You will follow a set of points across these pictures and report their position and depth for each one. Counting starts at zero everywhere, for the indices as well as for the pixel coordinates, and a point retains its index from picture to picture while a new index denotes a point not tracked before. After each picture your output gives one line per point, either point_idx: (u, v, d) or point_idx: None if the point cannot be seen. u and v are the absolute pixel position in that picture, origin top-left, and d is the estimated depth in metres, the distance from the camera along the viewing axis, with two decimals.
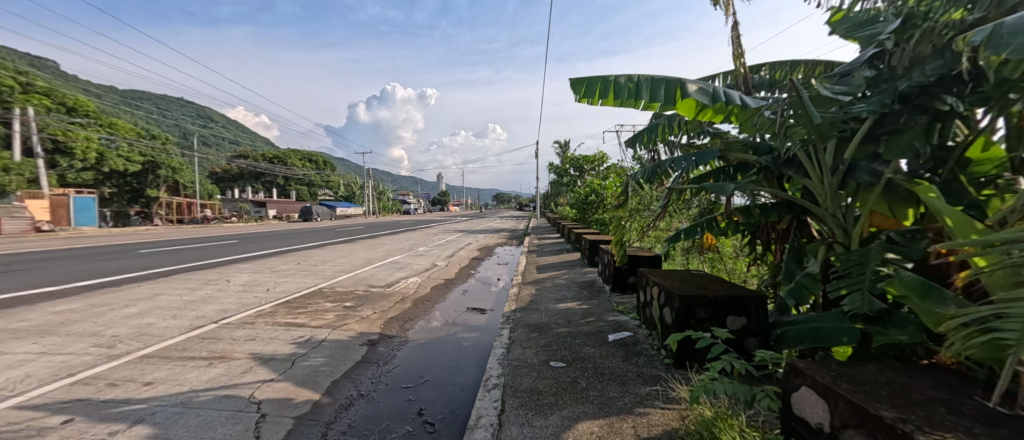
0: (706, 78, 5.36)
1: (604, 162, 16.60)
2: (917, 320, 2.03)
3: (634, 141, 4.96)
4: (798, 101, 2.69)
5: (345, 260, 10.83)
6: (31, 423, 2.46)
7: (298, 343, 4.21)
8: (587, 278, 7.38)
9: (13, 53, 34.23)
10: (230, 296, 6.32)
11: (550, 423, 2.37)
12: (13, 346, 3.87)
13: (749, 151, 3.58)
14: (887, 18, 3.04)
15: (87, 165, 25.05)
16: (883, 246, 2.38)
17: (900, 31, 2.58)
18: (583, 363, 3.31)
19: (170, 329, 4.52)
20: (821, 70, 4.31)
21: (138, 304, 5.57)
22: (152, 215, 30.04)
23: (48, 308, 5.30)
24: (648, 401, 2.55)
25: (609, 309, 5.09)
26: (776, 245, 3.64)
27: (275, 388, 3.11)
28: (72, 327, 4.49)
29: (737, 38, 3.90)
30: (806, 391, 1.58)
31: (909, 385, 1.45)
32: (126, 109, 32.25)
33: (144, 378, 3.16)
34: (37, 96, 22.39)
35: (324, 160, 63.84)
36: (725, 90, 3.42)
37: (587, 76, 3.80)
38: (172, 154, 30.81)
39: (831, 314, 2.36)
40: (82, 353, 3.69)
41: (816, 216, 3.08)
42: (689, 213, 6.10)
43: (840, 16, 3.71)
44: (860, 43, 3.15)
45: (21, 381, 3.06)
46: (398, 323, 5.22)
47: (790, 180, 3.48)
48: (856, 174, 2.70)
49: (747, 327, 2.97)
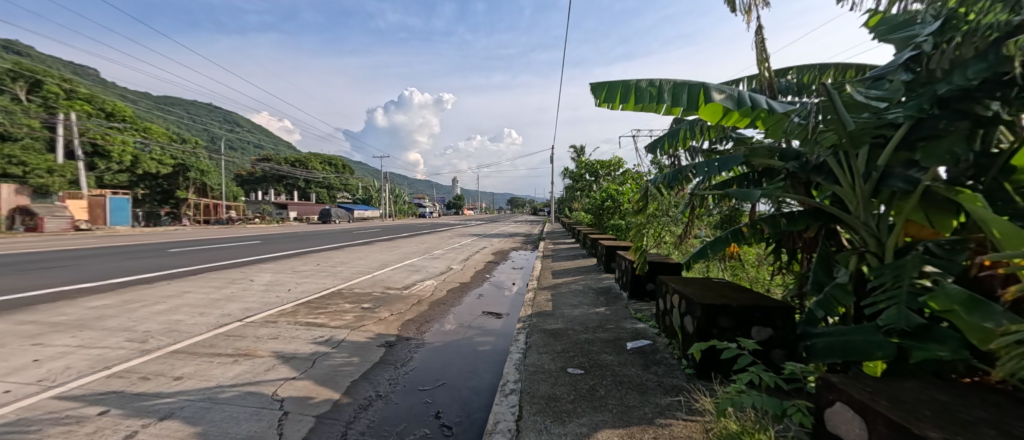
0: (730, 83, 5.29)
1: (620, 166, 16.52)
2: (960, 336, 1.94)
3: (654, 146, 4.89)
4: (830, 106, 2.61)
5: (362, 261, 11.03)
6: (71, 413, 2.57)
7: (318, 342, 4.28)
8: (604, 284, 7.31)
9: (58, 62, 36.37)
10: (254, 295, 6.48)
11: (568, 430, 2.35)
12: (55, 338, 4.06)
13: (774, 157, 3.48)
14: (925, 19, 2.97)
15: (122, 167, 26.18)
16: (922, 258, 2.29)
17: (938, 33, 2.51)
18: (601, 371, 3.27)
19: (197, 326, 4.67)
20: (852, 74, 4.19)
21: (167, 301, 5.78)
22: (181, 215, 31.28)
23: (84, 303, 5.54)
24: (668, 412, 2.49)
25: (626, 316, 5.02)
26: (802, 254, 3.55)
27: (297, 386, 3.17)
28: (107, 322, 4.68)
29: (763, 42, 3.83)
30: (841, 408, 1.51)
31: (953, 405, 1.38)
32: (160, 114, 33.86)
33: (174, 373, 3.27)
34: (79, 102, 23.87)
35: (344, 164, 65.40)
36: (751, 94, 3.33)
37: (608, 81, 3.79)
38: (200, 158, 32.06)
39: (863, 326, 2.25)
40: (116, 347, 3.84)
41: (846, 225, 2.97)
42: (710, 219, 5.99)
43: (876, 19, 3.61)
44: (895, 46, 3.07)
45: (61, 372, 3.21)
46: (415, 325, 5.26)
47: (819, 187, 3.37)
48: (889, 181, 2.59)
49: (773, 338, 2.87)
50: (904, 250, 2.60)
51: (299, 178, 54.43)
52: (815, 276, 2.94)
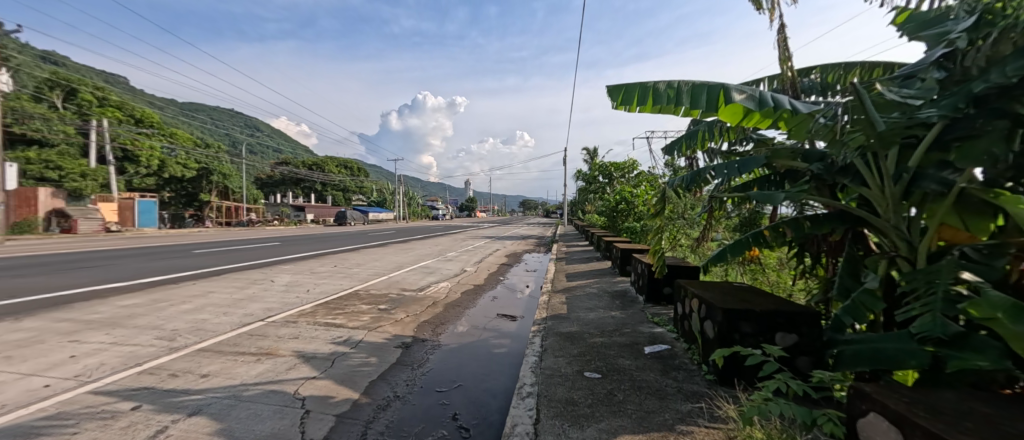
0: (750, 83, 5.19)
1: (634, 168, 16.36)
2: (1001, 346, 1.82)
3: (671, 148, 4.83)
4: (859, 106, 2.51)
5: (378, 263, 11.17)
6: (106, 407, 2.67)
7: (337, 342, 4.36)
8: (619, 288, 7.23)
9: (90, 71, 37.98)
10: (274, 295, 6.62)
11: (586, 435, 2.32)
12: (90, 335, 4.23)
13: (798, 158, 3.39)
14: (958, 15, 2.86)
15: (150, 171, 27.12)
16: (958, 263, 2.19)
17: (972, 29, 2.42)
18: (619, 375, 3.23)
19: (222, 325, 4.80)
20: (880, 72, 4.06)
21: (193, 301, 5.96)
22: (204, 217, 32.22)
23: (116, 302, 5.75)
24: (690, 419, 2.44)
25: (643, 320, 4.96)
26: (828, 258, 3.45)
27: (318, 385, 3.22)
28: (137, 320, 4.85)
29: (785, 41, 3.75)
30: (876, 418, 1.46)
31: (997, 417, 1.32)
32: (185, 120, 35.04)
33: (201, 370, 3.36)
34: (111, 109, 25.01)
35: (360, 168, 66.51)
36: (774, 94, 3.26)
37: (625, 83, 3.77)
38: (223, 162, 33.02)
39: (895, 334, 2.17)
40: (146, 345, 3.97)
41: (874, 229, 2.88)
42: (729, 222, 5.88)
43: (904, 16, 3.50)
44: (927, 43, 2.97)
45: (96, 368, 3.34)
46: (430, 327, 5.30)
47: (845, 189, 3.28)
48: (922, 183, 2.49)
49: (798, 345, 2.79)
50: (938, 255, 2.50)
51: (317, 181, 55.54)
52: (842, 280, 2.85)
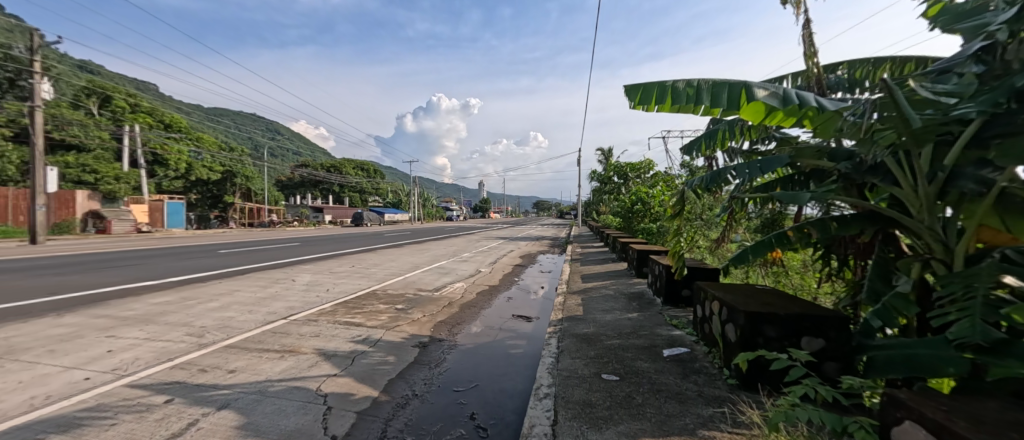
0: (772, 81, 5.07)
1: (650, 169, 16.15)
2: None
3: (690, 148, 4.75)
4: (891, 102, 2.42)
5: (395, 264, 11.31)
6: (141, 400, 2.78)
7: (357, 341, 4.43)
8: (636, 290, 7.14)
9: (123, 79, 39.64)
10: (296, 294, 6.78)
11: (605, 437, 2.30)
12: (124, 331, 4.41)
13: (824, 157, 3.28)
14: (998, 6, 2.72)
15: (178, 174, 28.13)
16: (999, 266, 2.08)
17: (1015, 19, 2.20)
18: (637, 378, 3.19)
19: (247, 322, 4.94)
20: (912, 67, 3.91)
21: (219, 299, 6.15)
22: (228, 218, 33.21)
23: (147, 300, 5.98)
24: (712, 423, 2.39)
25: (661, 323, 4.88)
26: (856, 261, 3.33)
27: (339, 382, 3.28)
28: (168, 317, 5.03)
29: (810, 36, 3.64)
30: (911, 426, 1.40)
31: None
32: (210, 124, 36.21)
33: (228, 366, 3.47)
34: (141, 115, 26.29)
35: (377, 169, 67.51)
36: (798, 91, 3.16)
37: (643, 83, 3.73)
38: (246, 164, 34.00)
39: (931, 341, 2.08)
40: (177, 341, 4.12)
41: (907, 230, 2.77)
42: (750, 223, 5.74)
43: (937, 8, 3.36)
44: (964, 36, 2.83)
45: (131, 362, 3.48)
46: (447, 327, 5.34)
47: (874, 189, 3.16)
48: (958, 182, 2.38)
49: (826, 350, 2.71)
50: (977, 257, 2.39)
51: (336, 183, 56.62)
52: (872, 283, 2.75)
